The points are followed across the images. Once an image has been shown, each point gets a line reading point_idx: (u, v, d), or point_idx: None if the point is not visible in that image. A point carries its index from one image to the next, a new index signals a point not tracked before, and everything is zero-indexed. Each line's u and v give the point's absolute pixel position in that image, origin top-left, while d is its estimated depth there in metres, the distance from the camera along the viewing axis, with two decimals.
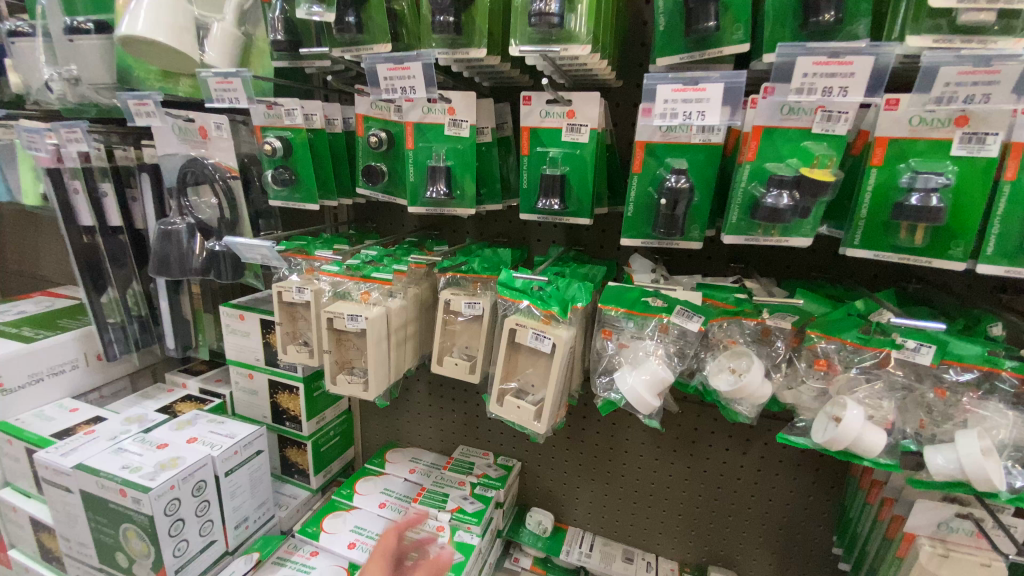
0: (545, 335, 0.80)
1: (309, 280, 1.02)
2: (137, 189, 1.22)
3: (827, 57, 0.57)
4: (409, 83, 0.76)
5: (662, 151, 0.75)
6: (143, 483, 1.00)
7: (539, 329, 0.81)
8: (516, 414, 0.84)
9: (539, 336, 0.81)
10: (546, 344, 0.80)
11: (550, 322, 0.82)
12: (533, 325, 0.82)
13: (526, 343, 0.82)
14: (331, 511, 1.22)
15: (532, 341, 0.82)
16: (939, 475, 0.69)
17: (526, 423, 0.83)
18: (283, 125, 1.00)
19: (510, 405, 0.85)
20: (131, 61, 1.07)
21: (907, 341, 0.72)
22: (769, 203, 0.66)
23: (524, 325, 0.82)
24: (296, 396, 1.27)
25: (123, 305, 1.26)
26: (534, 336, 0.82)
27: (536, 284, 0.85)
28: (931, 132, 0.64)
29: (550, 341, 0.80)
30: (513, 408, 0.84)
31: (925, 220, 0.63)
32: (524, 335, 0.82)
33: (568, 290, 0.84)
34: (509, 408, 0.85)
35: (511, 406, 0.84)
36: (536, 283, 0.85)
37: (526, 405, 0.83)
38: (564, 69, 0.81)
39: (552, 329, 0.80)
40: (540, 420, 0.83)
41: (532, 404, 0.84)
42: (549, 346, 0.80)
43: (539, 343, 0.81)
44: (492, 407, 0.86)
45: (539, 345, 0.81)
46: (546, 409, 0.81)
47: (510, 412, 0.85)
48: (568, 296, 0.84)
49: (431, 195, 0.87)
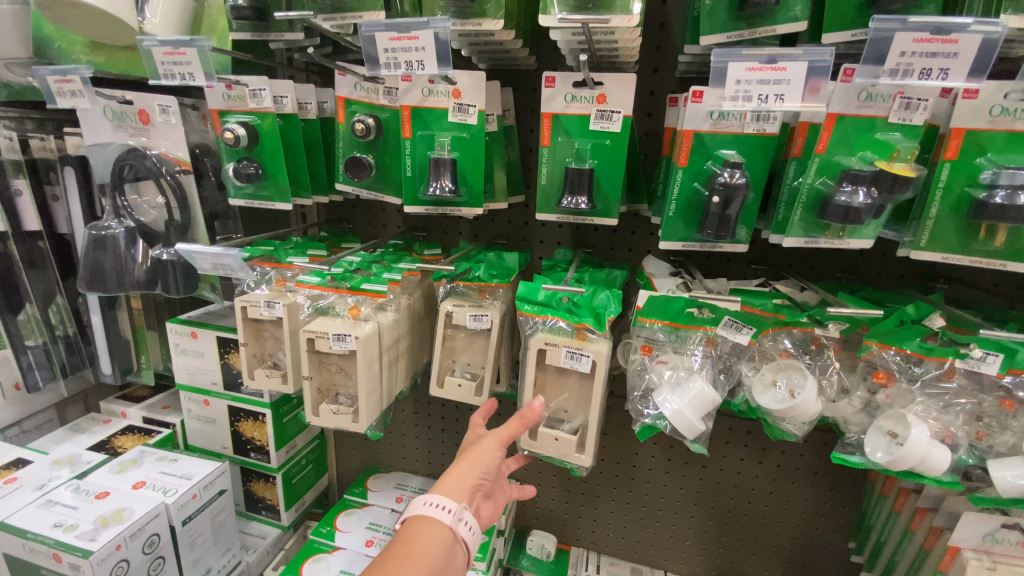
0: (582, 352, 0.70)
1: (280, 293, 0.86)
2: (60, 186, 1.01)
3: (930, 32, 0.50)
4: (415, 56, 0.63)
5: (713, 141, 0.66)
6: (82, 547, 0.82)
7: (574, 347, 0.71)
8: (552, 448, 0.73)
9: (574, 354, 0.71)
10: (584, 364, 0.71)
11: (586, 337, 0.72)
12: (567, 341, 0.71)
13: (559, 364, 0.72)
14: (311, 554, 1.07)
15: (567, 361, 0.71)
16: (1013, 493, 0.63)
17: (567, 458, 0.73)
18: (246, 109, 0.84)
19: (543, 438, 0.74)
20: (52, 31, 0.88)
21: (975, 349, 0.66)
22: (843, 201, 0.58)
23: (555, 344, 0.72)
24: (262, 424, 1.10)
25: (45, 323, 1.04)
26: (568, 355, 0.71)
27: (561, 297, 0.75)
28: (1014, 123, 0.58)
29: (588, 359, 0.71)
30: (548, 442, 0.73)
31: (1009, 220, 0.57)
32: (556, 355, 0.72)
33: (597, 299, 0.74)
34: (543, 442, 0.74)
35: (546, 439, 0.73)
36: (560, 296, 0.75)
37: (565, 436, 0.73)
38: (594, 47, 0.70)
39: (590, 345, 0.71)
40: (584, 453, 0.73)
41: (569, 434, 0.73)
42: (588, 364, 0.70)
43: (575, 362, 0.71)
44: (525, 444, 0.75)
45: (575, 364, 0.71)
46: (591, 439, 0.72)
47: (545, 446, 0.73)
48: (598, 306, 0.73)
49: (434, 192, 0.75)
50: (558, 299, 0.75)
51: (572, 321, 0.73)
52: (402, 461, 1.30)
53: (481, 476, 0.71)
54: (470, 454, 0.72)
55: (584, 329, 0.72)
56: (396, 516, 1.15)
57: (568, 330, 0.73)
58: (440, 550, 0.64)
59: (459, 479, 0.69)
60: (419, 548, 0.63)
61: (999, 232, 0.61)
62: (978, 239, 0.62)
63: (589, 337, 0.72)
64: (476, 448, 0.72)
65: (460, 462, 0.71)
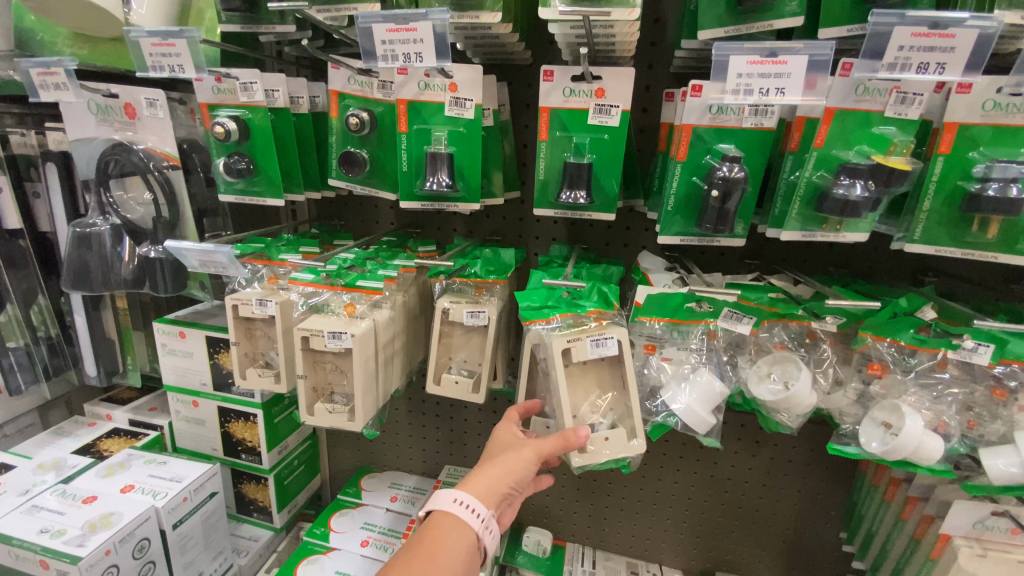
0: (606, 335, 0.69)
1: (273, 291, 0.84)
2: (41, 183, 0.98)
3: (928, 27, 0.50)
4: (413, 48, 0.62)
5: (711, 135, 0.66)
6: (70, 553, 0.80)
7: (597, 334, 0.69)
8: (607, 447, 0.69)
9: (598, 341, 0.69)
10: (610, 348, 0.69)
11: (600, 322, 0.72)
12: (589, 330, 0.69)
13: (586, 357, 0.69)
14: (305, 555, 1.05)
15: (595, 350, 0.68)
16: (1004, 480, 0.64)
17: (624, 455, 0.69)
18: (236, 102, 0.83)
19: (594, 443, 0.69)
20: (32, 22, 0.86)
21: (966, 340, 0.68)
22: (841, 194, 0.59)
23: (578, 337, 0.68)
24: (254, 425, 1.08)
25: (27, 324, 1.01)
26: (594, 345, 0.68)
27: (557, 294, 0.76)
28: (1006, 117, 0.59)
29: (613, 342, 0.69)
30: (601, 445, 0.69)
31: (1002, 212, 0.58)
32: (582, 349, 0.68)
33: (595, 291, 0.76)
34: (598, 448, 0.69)
35: (597, 442, 0.69)
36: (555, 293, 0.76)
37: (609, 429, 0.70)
38: (592, 41, 0.70)
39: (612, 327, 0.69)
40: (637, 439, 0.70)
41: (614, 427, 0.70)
42: (615, 346, 0.69)
43: (602, 348, 0.69)
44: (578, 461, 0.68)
45: (603, 351, 0.69)
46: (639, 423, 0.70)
47: (599, 452, 0.68)
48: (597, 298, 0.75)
49: (431, 187, 0.74)
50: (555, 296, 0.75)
51: (583, 310, 0.72)
52: (397, 460, 1.30)
53: (512, 483, 0.71)
54: (504, 464, 0.71)
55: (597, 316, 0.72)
56: (391, 516, 1.15)
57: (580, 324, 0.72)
58: (465, 553, 0.66)
59: (490, 488, 0.69)
60: (446, 548, 0.65)
61: (992, 225, 0.62)
62: (971, 231, 0.63)
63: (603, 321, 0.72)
64: (512, 455, 0.71)
65: (492, 468, 0.71)
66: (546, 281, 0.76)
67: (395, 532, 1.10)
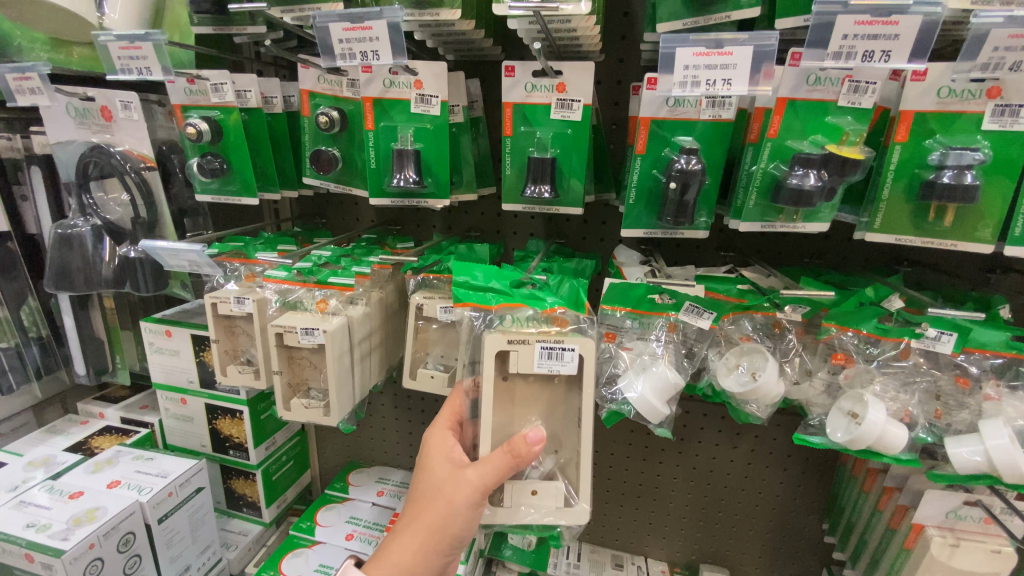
0: (566, 345, 0.64)
1: (249, 289, 0.86)
2: (27, 186, 1.00)
3: (871, 14, 0.51)
4: (369, 46, 0.63)
5: (670, 128, 0.67)
6: (54, 546, 0.82)
7: (550, 343, 0.64)
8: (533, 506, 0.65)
9: (551, 351, 0.64)
10: (567, 364, 0.64)
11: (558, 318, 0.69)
12: (543, 333, 0.64)
13: (533, 368, 0.64)
14: (290, 549, 1.07)
15: (545, 361, 0.64)
16: (968, 469, 0.64)
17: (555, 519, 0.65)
18: (209, 103, 0.84)
19: (514, 494, 0.66)
20: (10, 27, 0.88)
21: (929, 328, 0.68)
22: (794, 183, 0.60)
23: (526, 341, 0.64)
24: (239, 421, 1.09)
25: (17, 325, 1.03)
26: (544, 354, 0.64)
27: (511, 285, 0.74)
28: (961, 104, 0.59)
29: (574, 356, 0.64)
30: (524, 500, 0.65)
31: (957, 199, 0.58)
32: (529, 357, 0.64)
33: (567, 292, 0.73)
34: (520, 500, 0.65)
35: (521, 496, 0.66)
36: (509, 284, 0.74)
37: (545, 485, 0.66)
38: (552, 35, 0.70)
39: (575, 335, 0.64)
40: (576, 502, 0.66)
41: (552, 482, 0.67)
42: (571, 360, 0.64)
43: (555, 362, 0.64)
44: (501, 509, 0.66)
45: (556, 363, 0.64)
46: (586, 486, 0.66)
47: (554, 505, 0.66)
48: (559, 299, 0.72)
49: (398, 183, 0.75)
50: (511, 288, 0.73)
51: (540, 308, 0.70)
52: (383, 456, 1.31)
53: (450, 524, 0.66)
54: (443, 508, 0.66)
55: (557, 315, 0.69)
56: (377, 510, 1.16)
57: (534, 322, 0.69)
58: None
59: (429, 543, 0.68)
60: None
61: (949, 212, 0.62)
62: (929, 219, 0.63)
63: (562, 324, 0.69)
64: (454, 494, 0.65)
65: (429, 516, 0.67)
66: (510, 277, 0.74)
67: (379, 526, 1.11)
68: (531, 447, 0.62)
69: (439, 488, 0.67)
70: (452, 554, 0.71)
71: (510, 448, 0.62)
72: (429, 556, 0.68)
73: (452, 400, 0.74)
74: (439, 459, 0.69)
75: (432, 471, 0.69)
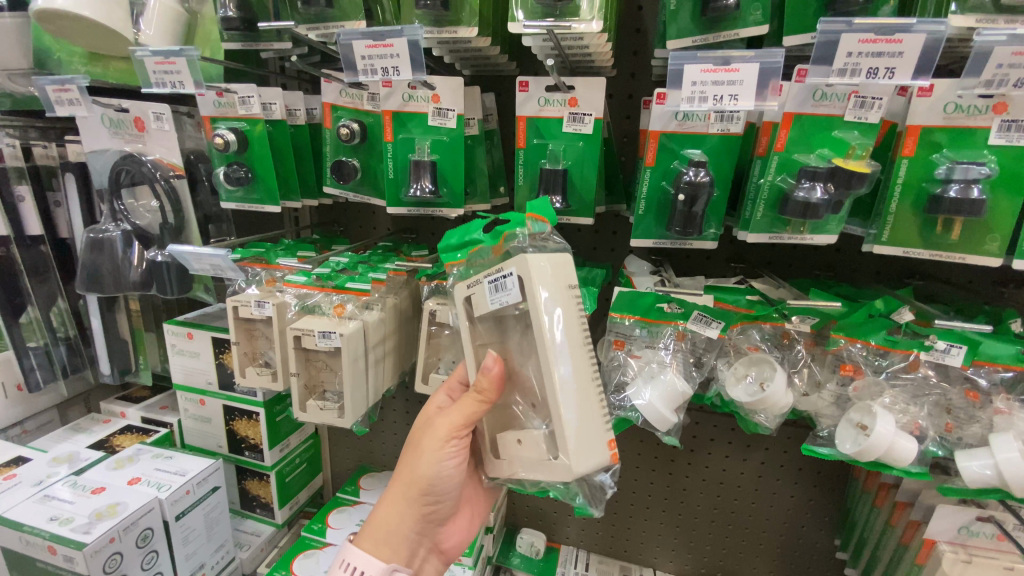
0: (504, 271, 0.59)
1: (269, 292, 0.88)
2: (61, 192, 1.05)
3: (875, 33, 0.52)
4: (390, 63, 0.66)
5: (678, 142, 0.69)
6: (76, 539, 0.85)
7: (493, 275, 0.60)
8: (522, 455, 0.63)
9: (496, 284, 0.59)
10: (513, 293, 0.58)
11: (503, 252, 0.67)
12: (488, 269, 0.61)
13: (488, 306, 0.61)
14: (302, 549, 1.09)
15: (494, 296, 0.60)
16: (977, 483, 0.64)
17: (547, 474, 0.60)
18: (236, 115, 0.88)
19: (507, 444, 0.65)
20: (50, 42, 0.94)
21: (938, 341, 0.69)
22: (801, 196, 0.61)
23: (478, 282, 0.62)
24: (255, 423, 1.12)
25: (47, 325, 1.07)
26: (492, 289, 0.60)
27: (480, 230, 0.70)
28: (967, 120, 0.60)
29: (516, 280, 0.58)
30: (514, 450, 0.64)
31: (964, 213, 0.59)
32: (482, 298, 0.61)
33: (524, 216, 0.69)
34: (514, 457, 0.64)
35: (510, 447, 0.65)
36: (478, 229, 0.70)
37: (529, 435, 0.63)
38: (566, 52, 0.73)
39: (509, 258, 0.59)
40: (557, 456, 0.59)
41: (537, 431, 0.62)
42: (513, 286, 0.58)
43: (504, 294, 0.59)
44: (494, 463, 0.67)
45: (503, 295, 0.59)
46: (563, 433, 0.58)
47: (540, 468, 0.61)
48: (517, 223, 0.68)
49: (415, 193, 0.78)
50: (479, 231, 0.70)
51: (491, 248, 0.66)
52: (394, 461, 1.33)
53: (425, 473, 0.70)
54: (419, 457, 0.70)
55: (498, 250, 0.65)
56: None
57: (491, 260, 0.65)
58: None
59: (405, 495, 0.72)
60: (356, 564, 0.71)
61: (956, 226, 0.63)
62: (937, 232, 0.64)
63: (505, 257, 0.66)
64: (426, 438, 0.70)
65: (406, 467, 0.72)
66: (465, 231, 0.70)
67: None
68: (487, 372, 0.63)
69: (415, 435, 0.73)
70: (432, 511, 0.74)
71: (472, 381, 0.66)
72: (407, 507, 0.72)
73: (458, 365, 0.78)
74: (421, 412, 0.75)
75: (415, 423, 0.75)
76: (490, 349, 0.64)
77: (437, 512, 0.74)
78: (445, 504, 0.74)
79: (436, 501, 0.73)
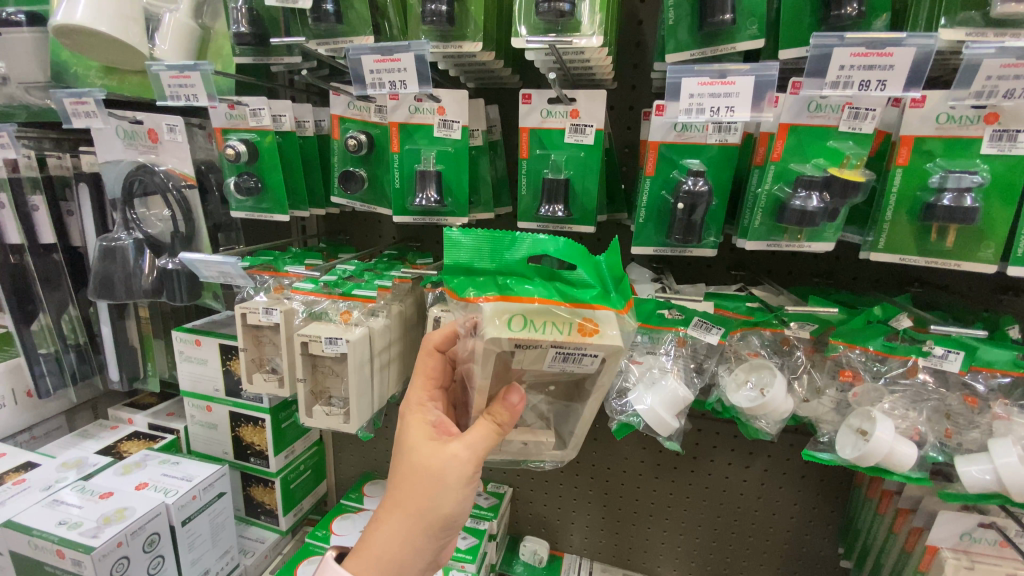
0: (587, 351, 0.54)
1: (278, 300, 0.90)
2: (74, 201, 1.08)
3: (865, 47, 0.54)
4: (398, 76, 0.69)
5: (677, 152, 0.71)
6: (84, 542, 0.86)
7: (568, 348, 0.53)
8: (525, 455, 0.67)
9: (567, 355, 0.54)
10: (584, 365, 0.55)
11: (591, 329, 0.53)
12: (562, 340, 0.53)
13: (543, 367, 0.55)
14: (306, 556, 1.08)
15: (558, 363, 0.55)
16: (977, 488, 0.64)
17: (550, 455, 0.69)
18: (247, 127, 0.91)
19: (507, 447, 0.66)
20: (68, 56, 0.97)
21: (936, 347, 0.70)
22: (798, 204, 0.63)
23: (542, 347, 0.53)
24: (261, 429, 1.13)
25: (58, 333, 1.09)
26: (559, 359, 0.54)
27: (524, 261, 0.59)
28: (959, 129, 0.61)
29: (596, 360, 0.55)
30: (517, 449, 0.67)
31: (958, 221, 0.60)
32: (540, 361, 0.54)
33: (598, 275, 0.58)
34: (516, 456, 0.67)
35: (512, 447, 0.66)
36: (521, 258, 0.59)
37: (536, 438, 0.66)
38: (568, 66, 0.75)
39: (602, 343, 0.53)
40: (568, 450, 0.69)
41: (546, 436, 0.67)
42: (591, 364, 0.55)
43: (572, 364, 0.55)
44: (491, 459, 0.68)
45: (567, 365, 0.55)
46: (573, 438, 0.67)
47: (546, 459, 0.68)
48: (587, 279, 0.57)
49: (421, 202, 0.79)
50: (523, 263, 0.59)
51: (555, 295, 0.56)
52: None
53: (446, 510, 0.63)
54: (438, 494, 0.62)
55: (583, 326, 0.53)
56: None
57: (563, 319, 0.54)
58: None
59: (420, 535, 0.63)
60: None
61: (950, 233, 0.64)
62: (931, 238, 0.65)
63: (593, 333, 0.53)
64: (445, 472, 0.62)
65: (419, 504, 0.62)
66: (509, 259, 0.60)
67: None
68: (512, 409, 0.61)
69: (423, 466, 0.63)
70: (446, 542, 0.67)
71: (493, 411, 0.61)
72: (421, 547, 0.64)
73: (423, 363, 0.72)
74: (417, 432, 0.66)
75: (415, 448, 0.65)
76: (515, 387, 0.61)
77: (450, 540, 0.68)
78: (458, 530, 0.68)
79: (451, 532, 0.66)
